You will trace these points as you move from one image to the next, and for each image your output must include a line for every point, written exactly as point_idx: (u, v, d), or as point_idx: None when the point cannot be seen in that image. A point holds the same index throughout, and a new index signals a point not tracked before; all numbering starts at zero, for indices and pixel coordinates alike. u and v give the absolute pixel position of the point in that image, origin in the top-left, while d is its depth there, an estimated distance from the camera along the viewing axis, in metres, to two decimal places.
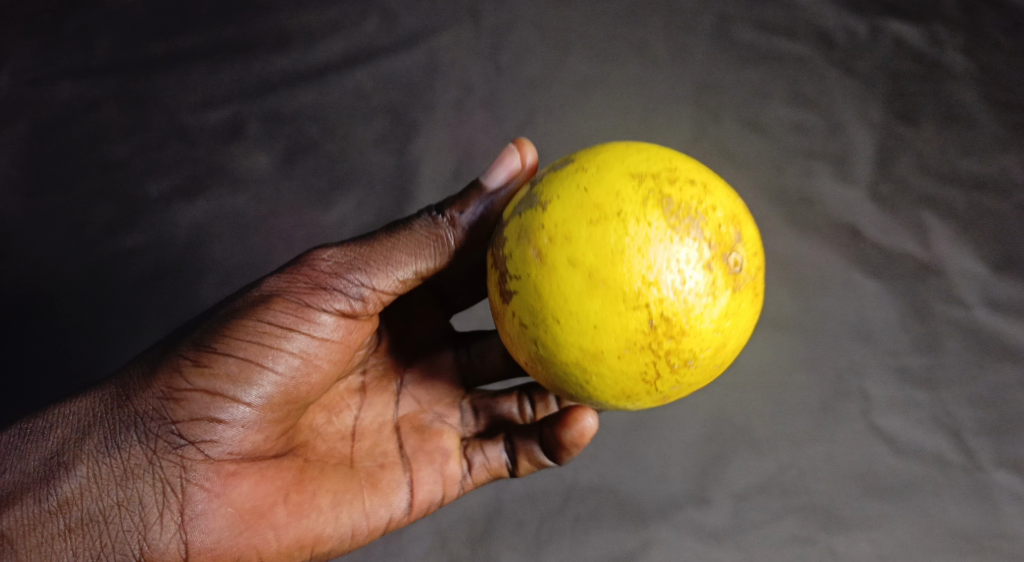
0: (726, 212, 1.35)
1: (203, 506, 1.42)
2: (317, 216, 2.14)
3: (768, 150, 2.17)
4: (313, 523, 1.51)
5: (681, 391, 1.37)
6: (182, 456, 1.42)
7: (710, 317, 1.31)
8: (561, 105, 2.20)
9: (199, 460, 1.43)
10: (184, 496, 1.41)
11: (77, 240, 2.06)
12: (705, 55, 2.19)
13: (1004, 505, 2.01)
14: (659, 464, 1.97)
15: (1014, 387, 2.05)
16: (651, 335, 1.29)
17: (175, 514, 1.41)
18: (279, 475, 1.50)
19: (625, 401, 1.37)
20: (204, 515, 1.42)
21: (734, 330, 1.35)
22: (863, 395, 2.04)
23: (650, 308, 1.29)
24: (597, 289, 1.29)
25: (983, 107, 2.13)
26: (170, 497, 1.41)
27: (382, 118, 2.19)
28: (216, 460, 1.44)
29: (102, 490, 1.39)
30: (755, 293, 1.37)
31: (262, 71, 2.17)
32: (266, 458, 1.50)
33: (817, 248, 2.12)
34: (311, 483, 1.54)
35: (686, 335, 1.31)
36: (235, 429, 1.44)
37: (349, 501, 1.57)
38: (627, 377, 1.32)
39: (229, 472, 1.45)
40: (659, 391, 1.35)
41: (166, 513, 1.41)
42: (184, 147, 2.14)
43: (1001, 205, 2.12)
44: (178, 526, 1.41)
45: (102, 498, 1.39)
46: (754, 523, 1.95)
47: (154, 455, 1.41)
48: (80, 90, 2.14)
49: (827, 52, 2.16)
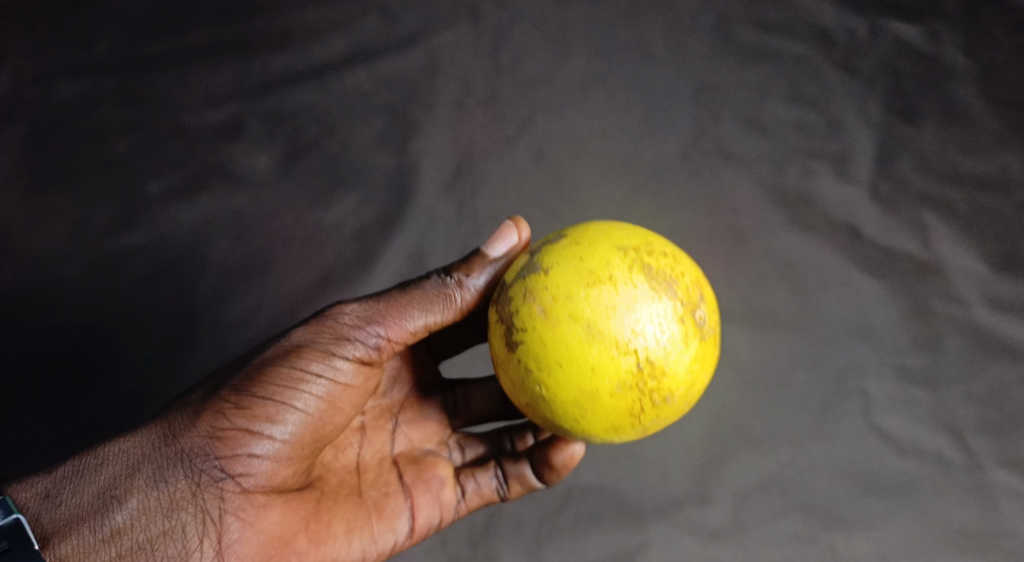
0: (692, 276, 1.48)
1: (238, 534, 1.47)
2: (316, 215, 2.12)
3: (767, 150, 2.18)
4: (330, 549, 1.59)
5: (660, 426, 1.47)
6: (222, 489, 1.46)
7: (685, 361, 1.43)
8: (561, 105, 2.22)
9: (237, 492, 1.47)
10: (221, 525, 1.46)
11: (77, 239, 2.05)
12: (702, 56, 2.25)
13: (1005, 505, 1.95)
14: (659, 463, 1.96)
15: (1014, 386, 2.01)
16: (638, 377, 1.40)
17: (213, 542, 1.45)
18: (301, 505, 1.57)
19: (612, 435, 1.46)
20: (239, 542, 1.47)
21: (703, 373, 1.47)
22: (861, 395, 2.01)
23: (637, 353, 1.40)
24: (593, 339, 1.40)
25: (982, 106, 2.19)
26: (210, 526, 1.45)
27: (382, 117, 2.20)
28: (251, 492, 1.49)
29: (149, 521, 1.43)
30: (717, 343, 1.51)
31: (263, 71, 2.22)
32: (291, 490, 1.56)
33: (819, 248, 2.10)
34: (327, 513, 1.61)
35: (666, 377, 1.41)
36: (268, 463, 1.49)
37: (360, 527, 1.65)
38: (616, 413, 1.41)
39: (261, 503, 1.50)
40: (640, 425, 1.45)
41: (205, 542, 1.45)
42: (184, 146, 2.15)
43: (1001, 204, 2.13)
44: (216, 553, 1.46)
45: (149, 527, 1.43)
46: (754, 522, 1.93)
47: (199, 488, 1.45)
48: (80, 89, 2.19)
49: (827, 51, 2.23)
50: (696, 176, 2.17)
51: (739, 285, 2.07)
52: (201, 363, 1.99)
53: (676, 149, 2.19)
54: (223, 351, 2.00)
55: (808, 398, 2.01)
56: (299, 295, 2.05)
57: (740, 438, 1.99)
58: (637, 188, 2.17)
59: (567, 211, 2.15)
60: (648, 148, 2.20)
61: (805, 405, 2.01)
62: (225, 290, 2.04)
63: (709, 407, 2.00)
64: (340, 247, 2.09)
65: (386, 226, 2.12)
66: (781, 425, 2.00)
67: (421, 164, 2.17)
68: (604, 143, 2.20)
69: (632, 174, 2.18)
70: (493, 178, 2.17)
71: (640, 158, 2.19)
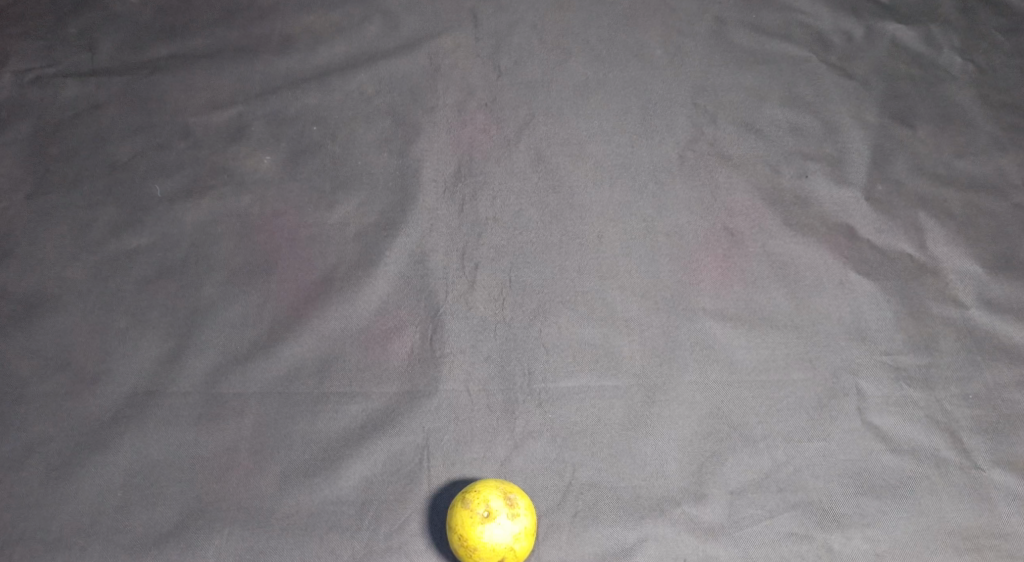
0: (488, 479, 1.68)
1: (155, 530, 1.72)
2: (317, 216, 2.15)
3: (762, 153, 2.28)
4: (206, 544, 1.70)
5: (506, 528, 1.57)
6: (157, 498, 1.75)
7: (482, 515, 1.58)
8: (560, 108, 2.35)
9: (166, 498, 1.75)
10: (148, 521, 1.73)
11: (84, 240, 2.09)
12: (701, 62, 2.45)
13: (1002, 505, 1.77)
14: (654, 461, 1.82)
15: (1010, 387, 1.93)
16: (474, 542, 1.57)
17: (139, 532, 1.71)
18: (200, 510, 1.74)
19: (496, 548, 1.57)
20: (154, 535, 1.71)
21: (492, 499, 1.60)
22: (857, 393, 1.91)
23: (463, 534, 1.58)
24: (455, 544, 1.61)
25: (973, 113, 2.36)
26: (140, 524, 1.72)
27: (384, 120, 2.32)
28: (174, 495, 1.76)
29: (102, 528, 1.72)
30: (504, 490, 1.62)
31: (271, 79, 2.38)
32: (200, 498, 1.75)
33: (813, 249, 2.12)
34: (213, 511, 1.74)
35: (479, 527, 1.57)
36: (188, 471, 1.79)
37: (245, 524, 1.73)
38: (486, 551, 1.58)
39: (177, 501, 1.75)
40: (507, 537, 1.57)
41: (135, 532, 1.71)
42: (187, 147, 2.24)
43: (1000, 205, 2.21)
44: (138, 543, 1.70)
45: (102, 531, 1.72)
46: (751, 520, 1.74)
47: (134, 500, 1.75)
48: (86, 92, 2.33)
49: (820, 55, 2.47)
50: (693, 177, 2.23)
51: (735, 287, 2.06)
52: (202, 364, 1.92)
53: (673, 151, 2.28)
54: (227, 350, 1.94)
55: (804, 396, 1.91)
56: (300, 295, 2.02)
57: (735, 436, 1.85)
58: (635, 190, 2.21)
59: (566, 210, 2.17)
60: (648, 149, 2.28)
61: (800, 403, 1.90)
62: (229, 290, 2.02)
63: (704, 404, 1.89)
64: (342, 247, 2.10)
65: (387, 226, 2.13)
66: (777, 423, 1.87)
67: (423, 165, 2.23)
68: (600, 146, 2.28)
69: (632, 175, 2.23)
70: (492, 179, 2.21)
71: (640, 161, 2.26)
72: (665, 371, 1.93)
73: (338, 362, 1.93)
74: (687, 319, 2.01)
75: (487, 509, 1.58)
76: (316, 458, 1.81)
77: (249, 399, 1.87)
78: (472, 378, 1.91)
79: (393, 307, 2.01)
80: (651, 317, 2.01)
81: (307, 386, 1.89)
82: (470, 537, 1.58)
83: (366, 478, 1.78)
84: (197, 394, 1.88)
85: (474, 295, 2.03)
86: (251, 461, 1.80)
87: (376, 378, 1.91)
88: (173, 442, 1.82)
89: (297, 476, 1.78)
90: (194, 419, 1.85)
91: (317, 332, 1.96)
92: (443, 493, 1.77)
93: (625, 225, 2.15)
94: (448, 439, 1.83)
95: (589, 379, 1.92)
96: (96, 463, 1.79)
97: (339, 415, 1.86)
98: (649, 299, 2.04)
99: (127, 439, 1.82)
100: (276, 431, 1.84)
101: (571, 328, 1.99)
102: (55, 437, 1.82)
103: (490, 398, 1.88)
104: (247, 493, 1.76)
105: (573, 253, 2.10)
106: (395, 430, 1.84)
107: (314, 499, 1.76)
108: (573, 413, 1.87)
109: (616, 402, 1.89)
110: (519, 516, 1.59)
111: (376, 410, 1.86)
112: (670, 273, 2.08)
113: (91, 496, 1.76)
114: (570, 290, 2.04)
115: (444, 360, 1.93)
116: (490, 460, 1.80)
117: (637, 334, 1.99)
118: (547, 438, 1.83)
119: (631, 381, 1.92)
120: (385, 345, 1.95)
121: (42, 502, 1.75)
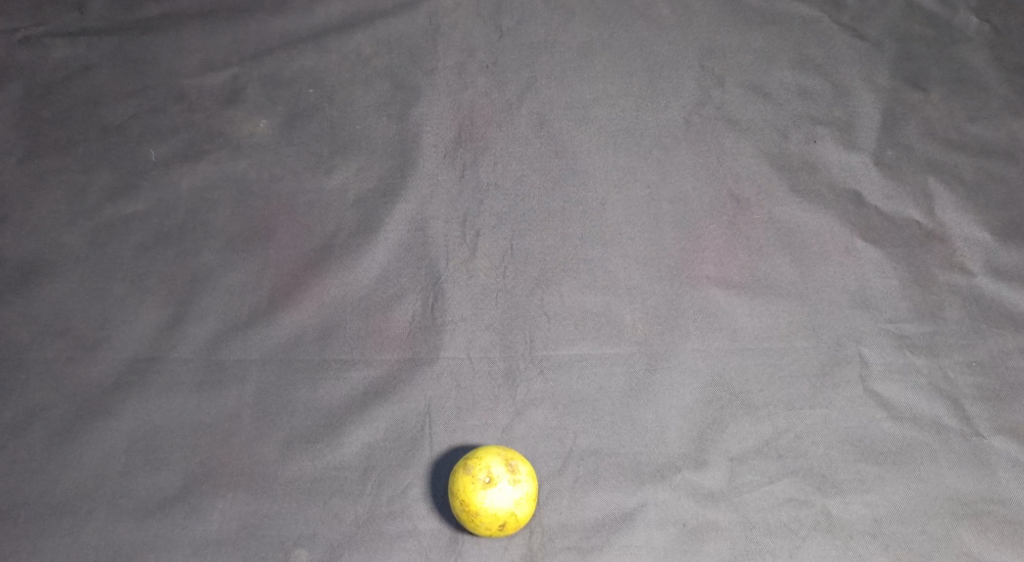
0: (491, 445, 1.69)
1: (157, 495, 1.72)
2: (315, 180, 2.11)
3: (769, 116, 2.23)
4: (209, 509, 1.71)
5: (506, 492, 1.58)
6: (159, 463, 1.76)
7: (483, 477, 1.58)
8: (563, 70, 2.29)
9: (168, 464, 1.75)
10: (151, 485, 1.73)
11: (80, 205, 2.06)
12: (709, 22, 2.38)
13: (1002, 472, 1.77)
14: (655, 428, 1.81)
15: (1015, 354, 1.91)
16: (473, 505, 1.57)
17: (141, 497, 1.72)
18: (202, 475, 1.74)
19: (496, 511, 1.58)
20: (156, 501, 1.71)
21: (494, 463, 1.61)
22: (859, 360, 1.90)
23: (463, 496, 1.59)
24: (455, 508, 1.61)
25: (987, 75, 2.31)
26: (143, 489, 1.73)
27: (383, 82, 2.26)
28: (175, 461, 1.76)
29: (106, 493, 1.72)
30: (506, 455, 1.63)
31: (266, 40, 2.32)
32: (202, 463, 1.76)
33: (819, 215, 2.09)
34: (215, 477, 1.74)
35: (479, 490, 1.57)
36: (189, 437, 1.79)
37: (246, 489, 1.73)
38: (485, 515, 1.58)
39: (179, 466, 1.75)
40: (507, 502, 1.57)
41: (137, 497, 1.72)
42: (182, 111, 2.20)
43: (1011, 170, 2.16)
44: (140, 507, 1.71)
45: (105, 496, 1.72)
46: (751, 485, 1.74)
47: (136, 466, 1.75)
48: (78, 53, 2.27)
49: (831, 15, 2.40)
50: (698, 141, 2.19)
51: (738, 255, 2.03)
52: (202, 331, 1.91)
53: (678, 114, 2.23)
54: (227, 317, 1.92)
55: (806, 363, 1.90)
56: (299, 262, 2.00)
57: (736, 403, 1.84)
58: (639, 154, 2.17)
59: (569, 175, 2.13)
60: (653, 112, 2.23)
61: (802, 371, 1.89)
62: (227, 256, 2.00)
63: (705, 372, 1.88)
64: (341, 213, 2.07)
65: (387, 191, 2.10)
66: (778, 391, 1.86)
67: (423, 128, 2.19)
68: (604, 109, 2.23)
69: (636, 140, 2.19)
70: (493, 144, 2.17)
71: (645, 124, 2.21)
72: (666, 339, 1.92)
73: (338, 329, 1.92)
74: (691, 286, 1.99)
75: (488, 475, 1.58)
76: (316, 424, 1.80)
77: (249, 366, 1.86)
78: (473, 346, 1.90)
79: (393, 275, 1.99)
80: (654, 285, 1.99)
81: (307, 353, 1.88)
82: (471, 501, 1.58)
83: (368, 445, 1.78)
84: (197, 360, 1.87)
85: (475, 263, 2.00)
86: (252, 427, 1.80)
87: (377, 346, 1.90)
88: (175, 408, 1.81)
89: (297, 443, 1.78)
90: (195, 385, 1.84)
91: (316, 299, 1.95)
92: (444, 460, 1.77)
93: (628, 191, 2.12)
94: (449, 407, 1.82)
95: (590, 347, 1.91)
96: (98, 430, 1.79)
97: (340, 382, 1.85)
98: (651, 266, 2.02)
99: (128, 406, 1.81)
100: (278, 398, 1.83)
101: (573, 296, 1.97)
102: (56, 403, 1.82)
103: (491, 366, 1.87)
104: (248, 459, 1.76)
105: (575, 220, 2.07)
106: (395, 397, 1.83)
107: (315, 465, 1.76)
108: (574, 381, 1.86)
109: (617, 370, 1.88)
110: (520, 482, 1.59)
111: (376, 377, 1.86)
112: (673, 240, 2.05)
113: (94, 462, 1.76)
114: (572, 257, 2.02)
115: (445, 328, 1.92)
116: (491, 428, 1.80)
117: (640, 302, 1.97)
118: (548, 406, 1.83)
119: (633, 350, 1.91)
120: (386, 313, 1.94)
121: (44, 467, 1.75)
